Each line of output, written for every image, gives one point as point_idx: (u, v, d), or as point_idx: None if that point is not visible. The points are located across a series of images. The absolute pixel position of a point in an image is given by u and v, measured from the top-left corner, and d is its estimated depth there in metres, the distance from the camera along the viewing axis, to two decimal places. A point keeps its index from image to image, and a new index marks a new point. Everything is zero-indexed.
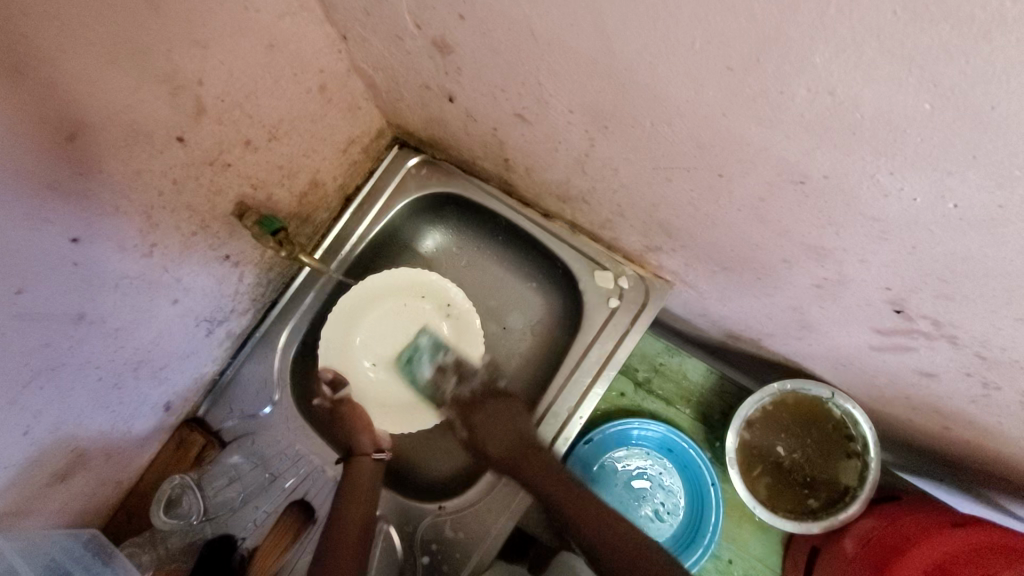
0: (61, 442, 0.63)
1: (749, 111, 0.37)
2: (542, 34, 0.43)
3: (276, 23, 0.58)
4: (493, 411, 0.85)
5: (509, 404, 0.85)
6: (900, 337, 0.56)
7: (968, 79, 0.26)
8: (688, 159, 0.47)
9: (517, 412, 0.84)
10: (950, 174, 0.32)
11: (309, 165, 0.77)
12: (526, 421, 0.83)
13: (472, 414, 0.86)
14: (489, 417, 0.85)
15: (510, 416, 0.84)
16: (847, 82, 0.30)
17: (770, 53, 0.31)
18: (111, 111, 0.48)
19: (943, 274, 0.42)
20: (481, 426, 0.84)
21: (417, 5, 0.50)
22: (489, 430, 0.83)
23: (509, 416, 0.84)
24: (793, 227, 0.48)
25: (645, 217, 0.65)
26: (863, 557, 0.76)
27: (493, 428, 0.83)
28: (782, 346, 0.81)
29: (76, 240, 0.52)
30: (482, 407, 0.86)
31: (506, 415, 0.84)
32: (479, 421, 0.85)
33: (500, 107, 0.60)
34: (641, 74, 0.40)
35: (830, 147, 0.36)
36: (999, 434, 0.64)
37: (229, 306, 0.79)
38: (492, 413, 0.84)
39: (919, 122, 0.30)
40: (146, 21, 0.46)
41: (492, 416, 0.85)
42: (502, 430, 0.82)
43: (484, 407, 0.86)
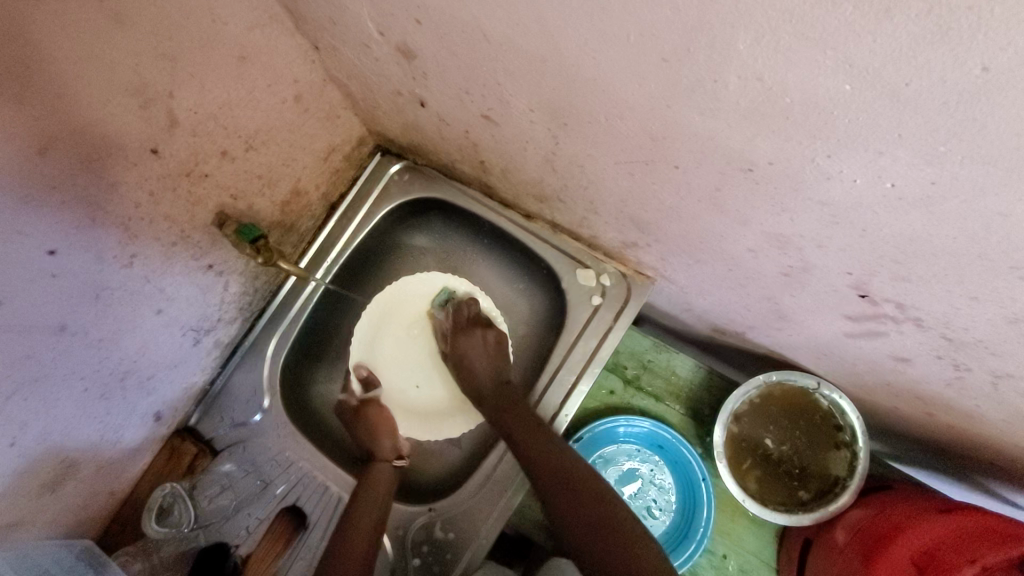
0: (50, 452, 0.64)
1: (689, 101, 0.38)
2: (492, 35, 0.44)
3: (246, 35, 0.60)
4: (483, 338, 0.89)
5: (496, 333, 0.89)
6: (870, 322, 0.57)
7: (876, 59, 0.27)
8: (645, 153, 0.48)
9: (502, 361, 0.88)
10: (881, 154, 0.33)
11: (289, 174, 0.78)
12: (507, 364, 0.88)
13: (456, 336, 0.90)
14: (476, 340, 0.89)
15: (494, 345, 0.89)
16: (771, 67, 0.31)
17: (698, 42, 0.32)
18: (81, 125, 0.50)
19: (896, 255, 0.42)
20: (469, 348, 0.89)
21: (377, 12, 0.52)
22: (474, 353, 0.88)
23: (497, 347, 0.89)
24: (751, 215, 0.48)
25: (616, 212, 0.66)
26: (852, 547, 0.75)
27: (482, 351, 0.88)
28: (764, 338, 0.81)
29: (53, 252, 0.53)
30: (474, 339, 0.89)
31: (494, 352, 0.88)
32: (471, 340, 0.89)
33: (468, 110, 0.61)
34: (587, 70, 0.41)
35: (770, 133, 0.36)
36: (978, 417, 0.63)
37: (216, 315, 0.81)
38: (480, 347, 0.88)
39: (843, 103, 0.31)
40: (111, 36, 0.48)
41: (480, 350, 0.88)
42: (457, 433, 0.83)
43: (473, 335, 0.89)
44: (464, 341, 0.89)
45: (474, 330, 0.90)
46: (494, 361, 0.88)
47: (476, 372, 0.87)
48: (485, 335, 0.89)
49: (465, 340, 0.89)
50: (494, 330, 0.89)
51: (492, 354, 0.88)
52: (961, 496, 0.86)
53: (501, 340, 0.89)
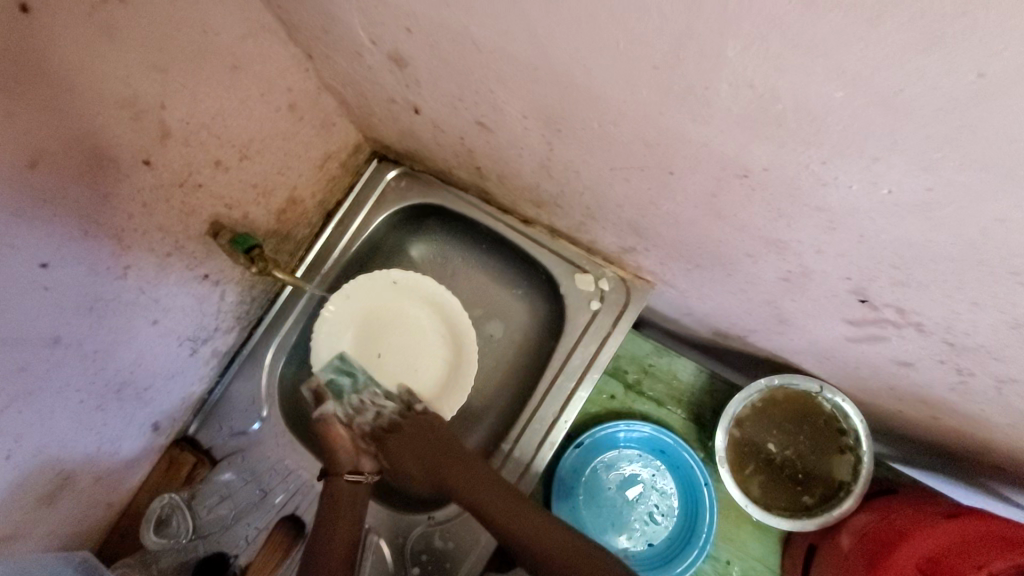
0: (46, 465, 0.64)
1: (682, 107, 0.37)
2: (482, 43, 0.44)
3: (237, 44, 0.60)
4: (418, 432, 0.80)
5: (432, 420, 0.81)
6: (871, 327, 0.56)
7: (869, 65, 0.27)
8: (639, 158, 0.48)
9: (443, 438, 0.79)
10: (877, 160, 0.32)
11: (284, 182, 0.78)
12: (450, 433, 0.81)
13: (392, 442, 0.80)
14: (405, 436, 0.80)
15: (431, 424, 0.81)
16: (762, 75, 0.30)
17: (688, 50, 0.32)
18: (72, 138, 0.49)
19: (895, 261, 0.42)
20: (403, 457, 0.78)
21: (368, 21, 0.51)
22: (404, 454, 0.79)
23: (429, 426, 0.81)
24: (748, 220, 0.48)
25: (613, 218, 0.65)
26: (857, 553, 0.74)
27: (410, 444, 0.79)
28: (766, 342, 0.80)
29: (46, 266, 0.53)
30: (407, 436, 0.80)
31: (427, 436, 0.79)
32: (406, 447, 0.79)
33: (460, 116, 0.61)
34: (578, 77, 0.41)
35: (764, 140, 0.36)
36: (984, 421, 0.62)
37: (213, 324, 0.80)
38: (414, 437, 0.80)
39: (837, 110, 0.30)
40: (100, 49, 0.48)
41: (417, 444, 0.79)
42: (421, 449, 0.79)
43: (404, 434, 0.80)
44: (396, 454, 0.79)
45: (403, 430, 0.80)
46: (426, 452, 0.79)
47: (410, 462, 0.78)
48: (417, 423, 0.81)
49: (398, 445, 0.79)
50: (430, 419, 0.81)
51: (434, 442, 0.79)
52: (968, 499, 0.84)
53: (433, 416, 0.81)
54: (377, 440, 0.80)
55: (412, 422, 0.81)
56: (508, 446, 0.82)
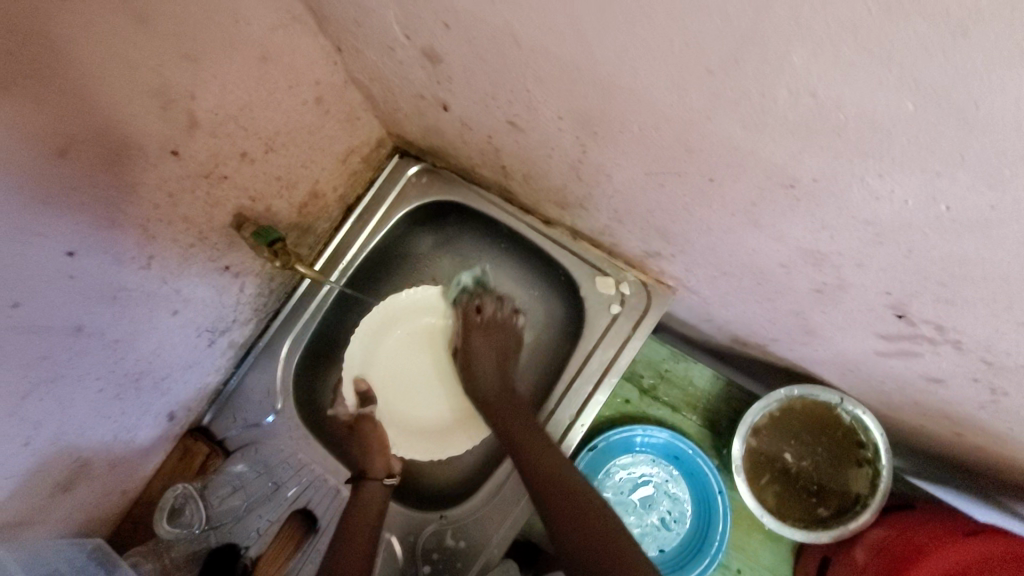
0: (63, 451, 0.64)
1: (733, 114, 0.36)
2: (524, 41, 0.43)
3: (269, 35, 0.59)
4: (499, 338, 0.88)
5: (511, 330, 0.89)
6: (904, 342, 0.55)
7: (946, 78, 0.25)
8: (679, 164, 0.47)
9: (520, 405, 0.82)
10: (938, 175, 0.31)
11: (307, 175, 0.78)
12: (515, 365, 0.88)
13: (471, 333, 0.88)
14: (494, 337, 0.88)
15: (506, 342, 0.88)
16: (826, 83, 0.29)
17: (748, 55, 0.31)
18: (101, 124, 0.49)
19: (942, 277, 0.40)
20: (482, 350, 0.87)
21: (404, 16, 0.51)
22: (518, 424, 0.79)
23: (506, 342, 0.88)
24: (787, 231, 0.47)
25: (642, 222, 0.65)
26: (873, 567, 0.74)
27: (494, 337, 0.88)
28: (788, 352, 0.79)
29: (72, 254, 0.53)
30: (494, 332, 0.88)
31: (495, 330, 0.88)
32: (484, 342, 0.87)
33: (492, 114, 0.60)
34: (624, 80, 0.40)
35: (818, 150, 0.35)
36: (1013, 440, 0.61)
37: (231, 316, 0.80)
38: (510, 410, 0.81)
39: (902, 123, 0.29)
40: (133, 35, 0.47)
41: (497, 340, 0.88)
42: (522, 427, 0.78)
43: (491, 333, 0.88)
44: (478, 339, 0.87)
45: (492, 326, 0.88)
46: (500, 367, 0.86)
47: (482, 377, 0.85)
48: (501, 333, 0.88)
49: (477, 337, 0.87)
50: (511, 331, 0.89)
51: (501, 356, 0.87)
52: (994, 521, 0.82)
53: (513, 340, 0.89)
54: (472, 328, 0.88)
55: (493, 321, 0.89)
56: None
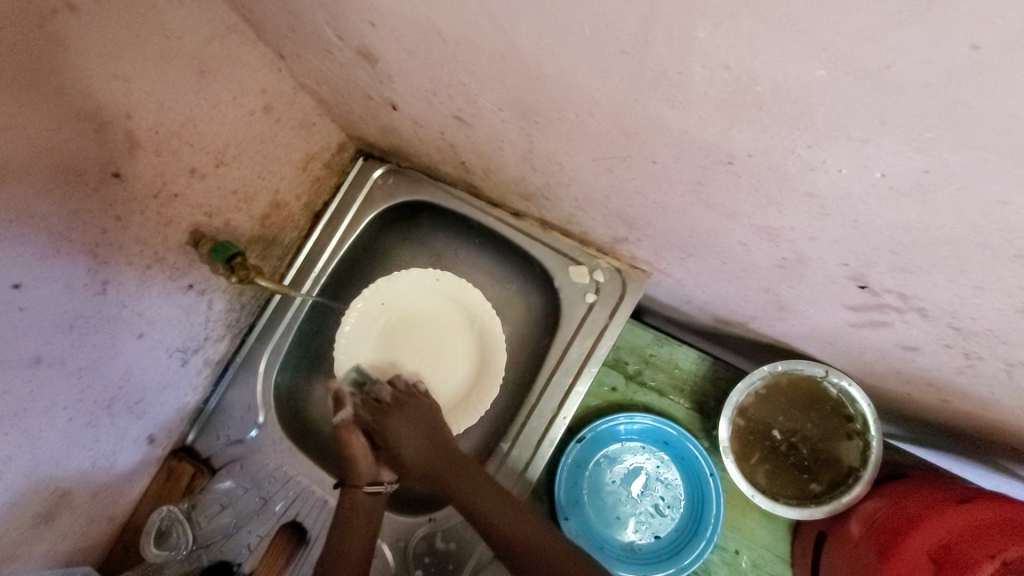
0: (39, 485, 0.63)
1: (656, 93, 0.35)
2: (447, 34, 0.41)
3: (204, 47, 0.58)
4: (414, 410, 0.79)
5: (422, 398, 0.80)
6: (873, 312, 0.54)
7: (851, 41, 0.24)
8: (620, 148, 0.45)
9: (434, 416, 0.79)
10: (867, 143, 0.30)
11: (266, 186, 0.76)
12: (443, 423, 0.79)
13: (383, 421, 0.78)
14: (416, 420, 0.78)
15: (426, 413, 0.79)
16: (736, 55, 0.28)
17: (656, 32, 0.29)
18: (34, 154, 0.48)
19: (892, 246, 0.39)
20: (398, 430, 0.77)
21: (331, 16, 0.49)
22: (407, 432, 0.77)
23: (433, 419, 0.79)
24: (737, 208, 0.45)
25: (603, 209, 0.63)
26: (868, 541, 0.73)
27: (415, 425, 0.78)
28: (768, 328, 0.78)
29: (19, 286, 0.52)
30: (402, 408, 0.79)
31: (422, 418, 0.78)
32: (402, 421, 0.78)
33: (438, 111, 0.58)
34: (548, 67, 0.38)
35: (745, 125, 0.33)
36: (995, 403, 0.60)
37: (202, 334, 0.79)
38: (408, 427, 0.77)
39: (818, 90, 0.28)
40: (57, 58, 0.46)
41: (415, 416, 0.78)
42: (422, 433, 0.77)
43: (405, 411, 0.79)
44: (396, 426, 0.77)
45: (403, 400, 0.80)
46: (428, 436, 0.77)
47: (415, 454, 0.76)
48: (414, 406, 0.79)
49: (395, 424, 0.77)
50: (423, 399, 0.80)
51: (428, 433, 0.77)
52: (993, 484, 0.81)
53: (433, 407, 0.80)
54: (376, 412, 0.79)
55: (397, 404, 0.79)
56: (507, 446, 0.81)
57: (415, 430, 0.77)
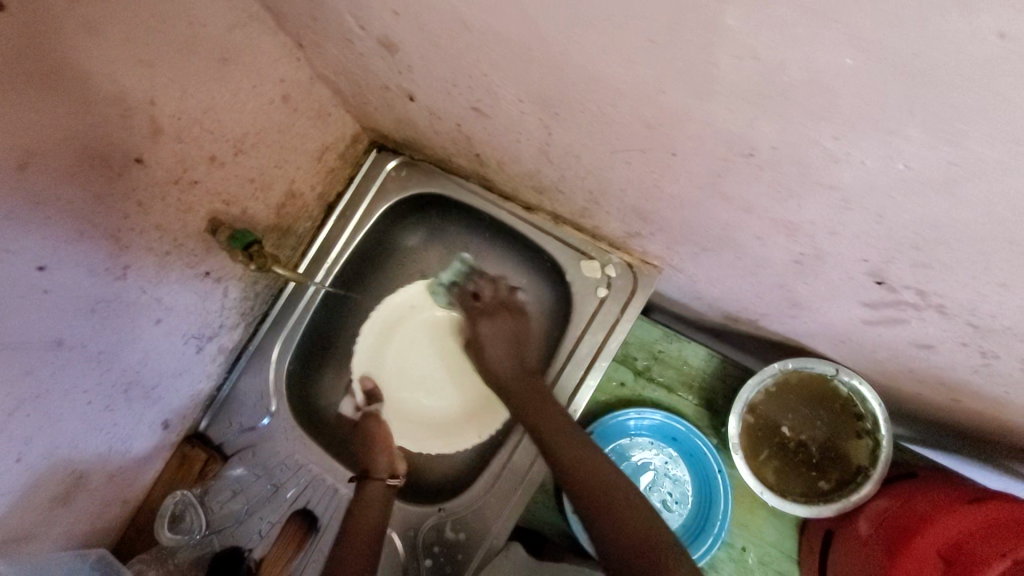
0: (58, 466, 0.64)
1: (682, 84, 0.35)
2: (472, 23, 0.42)
3: (226, 35, 0.59)
4: (508, 321, 0.87)
5: (519, 320, 0.87)
6: (889, 309, 0.54)
7: (885, 28, 0.24)
8: (641, 140, 0.45)
9: (523, 328, 0.87)
10: (895, 134, 0.30)
11: (282, 176, 0.77)
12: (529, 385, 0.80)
13: (477, 321, 0.88)
14: (504, 334, 0.86)
15: (506, 326, 0.86)
16: (767, 44, 0.28)
17: (686, 21, 0.30)
18: (61, 138, 0.48)
19: (913, 241, 0.39)
20: (491, 338, 0.86)
21: (355, 5, 0.50)
22: (495, 342, 0.86)
23: (518, 327, 0.86)
24: (756, 202, 0.45)
25: (618, 203, 0.63)
26: (877, 539, 0.73)
27: (507, 345, 0.85)
28: (780, 326, 0.78)
29: (43, 268, 0.52)
30: (490, 318, 0.87)
31: (505, 331, 0.86)
32: (493, 334, 0.86)
33: (456, 102, 0.59)
34: (573, 56, 0.39)
35: (770, 117, 0.34)
36: (1009, 402, 0.60)
37: (217, 321, 0.80)
38: (499, 335, 0.85)
39: (849, 79, 0.28)
40: (84, 44, 0.47)
41: (504, 330, 0.86)
42: (507, 342, 0.85)
43: (496, 319, 0.87)
44: (480, 326, 0.87)
45: (502, 321, 0.87)
46: (514, 350, 0.84)
47: (496, 368, 0.84)
48: (496, 322, 0.87)
49: (500, 331, 0.86)
50: (518, 315, 0.88)
51: (513, 344, 0.85)
52: (1002, 487, 0.79)
53: (520, 325, 0.87)
54: (473, 313, 0.89)
55: (496, 301, 0.90)
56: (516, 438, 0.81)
57: (505, 342, 0.85)
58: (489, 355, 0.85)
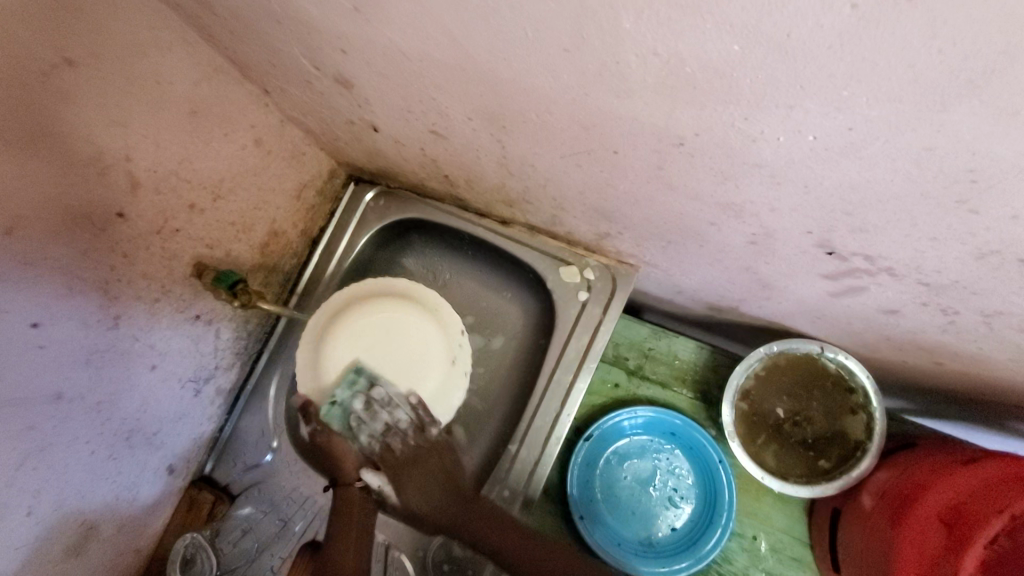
0: (66, 518, 0.66)
1: (603, 86, 0.38)
2: (411, 53, 0.45)
3: (194, 89, 0.63)
4: (426, 467, 0.79)
5: (441, 453, 0.80)
6: (848, 279, 0.55)
7: (753, 15, 0.27)
8: (583, 143, 0.48)
9: (451, 462, 0.81)
10: (793, 109, 0.33)
11: (262, 216, 0.80)
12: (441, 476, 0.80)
13: (400, 472, 0.78)
14: (420, 476, 0.79)
15: (441, 469, 0.80)
16: (663, 40, 0.31)
17: (589, 28, 0.32)
18: (43, 200, 0.51)
19: (844, 207, 0.42)
20: (412, 481, 0.78)
21: (307, 48, 0.53)
22: (410, 478, 0.78)
23: (438, 475, 0.80)
24: (698, 187, 0.48)
25: (580, 206, 0.66)
26: (880, 511, 0.73)
27: (421, 480, 0.79)
28: (759, 309, 0.79)
29: (37, 324, 0.55)
30: (418, 464, 0.79)
31: (434, 484, 0.79)
32: (409, 481, 0.78)
33: (414, 127, 0.62)
34: (505, 72, 0.41)
35: (685, 106, 0.36)
36: (984, 359, 0.61)
37: (213, 363, 0.82)
38: (422, 468, 0.79)
39: (739, 64, 0.30)
40: (58, 109, 0.50)
41: (433, 476, 0.79)
42: (433, 483, 0.79)
43: (416, 471, 0.79)
44: (402, 483, 0.78)
45: (412, 459, 0.79)
46: (445, 484, 0.79)
47: (427, 508, 0.78)
48: (428, 463, 0.79)
49: (406, 478, 0.78)
50: (432, 452, 0.80)
51: (444, 480, 0.79)
52: (1008, 445, 0.81)
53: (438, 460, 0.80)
54: (392, 474, 0.78)
55: (415, 450, 0.79)
56: (515, 448, 0.83)
57: (427, 483, 0.78)
58: (406, 497, 0.78)
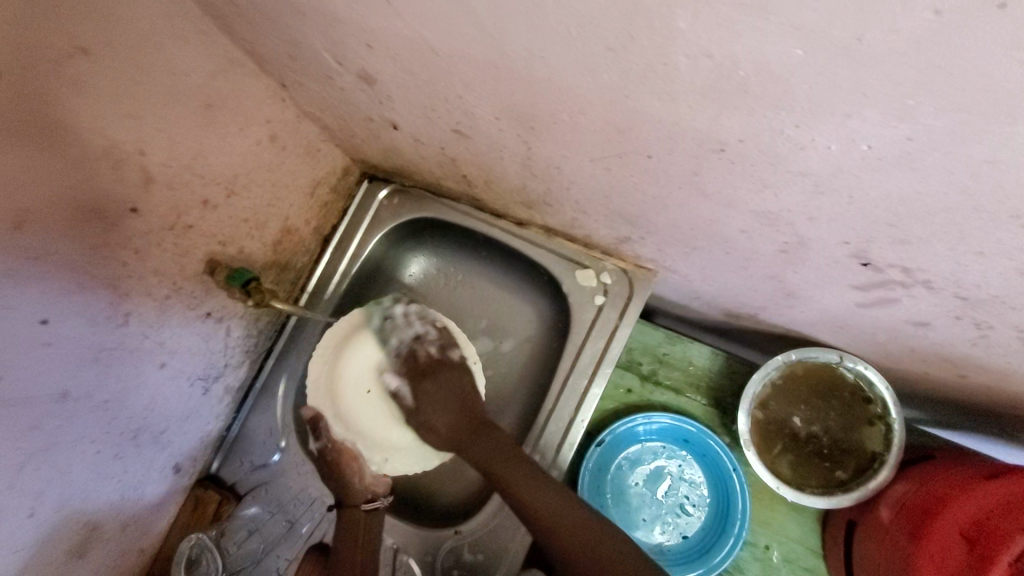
0: (70, 517, 0.64)
1: (645, 88, 0.36)
2: (441, 49, 0.43)
3: (210, 82, 0.61)
4: (444, 381, 0.78)
5: (461, 371, 0.79)
6: (880, 290, 0.54)
7: (819, 18, 0.26)
8: (615, 146, 0.47)
9: (472, 387, 0.78)
10: (850, 117, 0.31)
11: (275, 213, 0.79)
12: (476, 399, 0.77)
13: (420, 382, 0.78)
14: (444, 395, 0.77)
15: (462, 382, 0.78)
16: (718, 43, 0.30)
17: (638, 28, 0.31)
18: (54, 194, 0.50)
19: (889, 218, 0.40)
20: (432, 399, 0.77)
21: (330, 42, 0.52)
22: (441, 396, 0.77)
23: (463, 391, 0.78)
24: (733, 195, 0.46)
25: (604, 209, 0.64)
26: (899, 525, 0.72)
27: (443, 401, 0.77)
28: (779, 317, 0.78)
29: (46, 321, 0.53)
30: (435, 374, 0.78)
31: (452, 398, 0.76)
32: (433, 386, 0.77)
33: (437, 125, 0.60)
34: (540, 71, 0.40)
35: (733, 111, 0.35)
36: (1014, 374, 0.60)
37: (222, 361, 0.81)
38: (439, 398, 0.76)
39: (798, 70, 0.29)
40: (72, 101, 0.49)
41: (445, 382, 0.78)
42: (454, 403, 0.76)
43: (439, 378, 0.78)
44: (422, 389, 0.78)
45: (432, 372, 0.79)
46: (461, 407, 0.76)
47: (444, 426, 0.76)
48: (449, 375, 0.78)
49: (424, 387, 0.78)
50: (459, 372, 0.79)
51: (462, 401, 0.77)
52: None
53: (468, 383, 0.79)
54: (412, 377, 0.79)
55: (437, 362, 0.79)
56: (528, 451, 0.81)
57: (445, 402, 0.76)
58: (429, 418, 0.76)
